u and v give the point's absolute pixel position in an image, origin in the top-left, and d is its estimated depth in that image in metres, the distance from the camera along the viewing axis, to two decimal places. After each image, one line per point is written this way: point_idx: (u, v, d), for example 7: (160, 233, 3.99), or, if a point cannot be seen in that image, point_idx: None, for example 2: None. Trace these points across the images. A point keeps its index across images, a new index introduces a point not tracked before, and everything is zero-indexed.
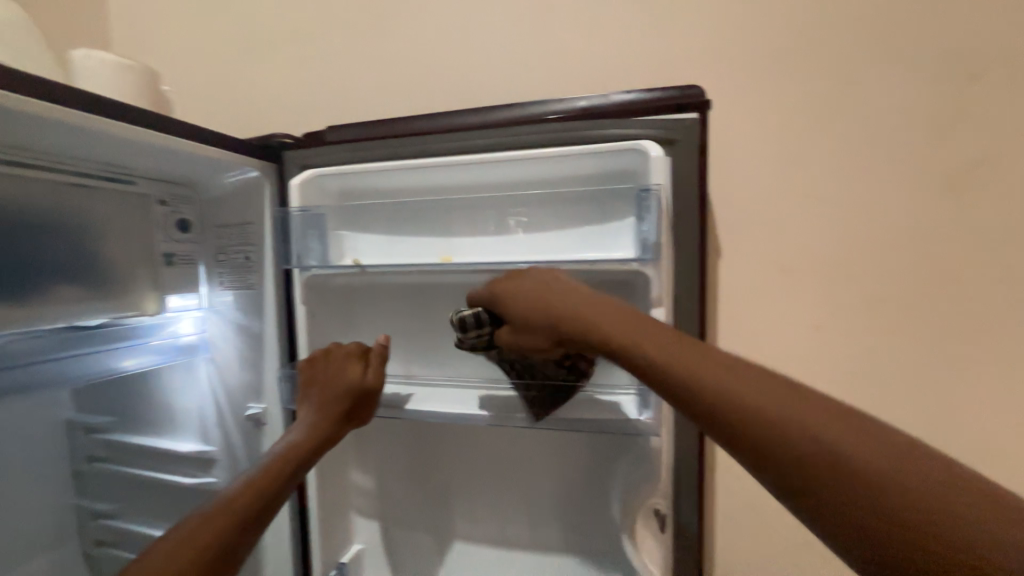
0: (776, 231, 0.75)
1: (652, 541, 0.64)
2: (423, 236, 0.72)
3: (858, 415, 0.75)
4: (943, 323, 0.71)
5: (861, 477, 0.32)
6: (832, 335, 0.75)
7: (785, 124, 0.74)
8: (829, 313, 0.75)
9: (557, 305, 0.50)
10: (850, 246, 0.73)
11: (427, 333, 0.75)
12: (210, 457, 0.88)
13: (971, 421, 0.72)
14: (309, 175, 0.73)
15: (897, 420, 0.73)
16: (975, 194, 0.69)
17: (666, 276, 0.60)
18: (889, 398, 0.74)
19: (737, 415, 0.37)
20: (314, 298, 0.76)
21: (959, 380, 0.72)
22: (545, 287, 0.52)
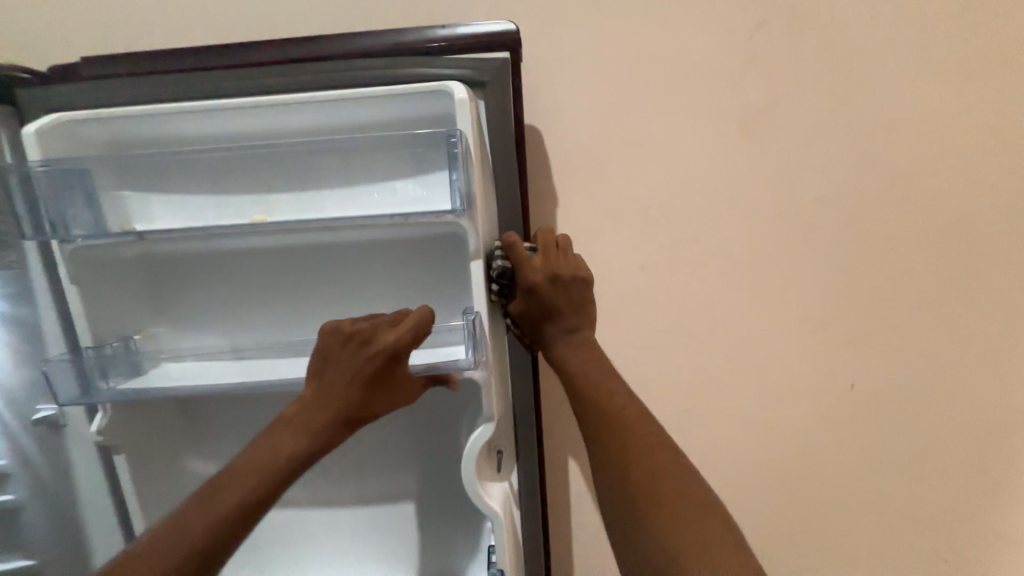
0: (618, 183, 0.71)
1: (493, 480, 0.68)
2: (224, 194, 0.62)
3: (713, 355, 0.77)
4: (765, 271, 0.74)
5: (641, 495, 0.52)
6: (675, 287, 0.75)
7: (624, 63, 0.68)
8: (668, 267, 0.74)
9: (575, 280, 0.61)
10: (702, 188, 0.72)
11: (251, 303, 0.67)
12: None
13: (806, 352, 0.77)
14: (50, 121, 0.57)
15: (731, 363, 0.77)
16: (809, 134, 0.70)
17: (484, 227, 0.59)
18: (723, 347, 0.77)
19: (601, 435, 0.56)
20: (93, 275, 0.63)
21: (796, 315, 0.76)
22: (561, 258, 0.62)
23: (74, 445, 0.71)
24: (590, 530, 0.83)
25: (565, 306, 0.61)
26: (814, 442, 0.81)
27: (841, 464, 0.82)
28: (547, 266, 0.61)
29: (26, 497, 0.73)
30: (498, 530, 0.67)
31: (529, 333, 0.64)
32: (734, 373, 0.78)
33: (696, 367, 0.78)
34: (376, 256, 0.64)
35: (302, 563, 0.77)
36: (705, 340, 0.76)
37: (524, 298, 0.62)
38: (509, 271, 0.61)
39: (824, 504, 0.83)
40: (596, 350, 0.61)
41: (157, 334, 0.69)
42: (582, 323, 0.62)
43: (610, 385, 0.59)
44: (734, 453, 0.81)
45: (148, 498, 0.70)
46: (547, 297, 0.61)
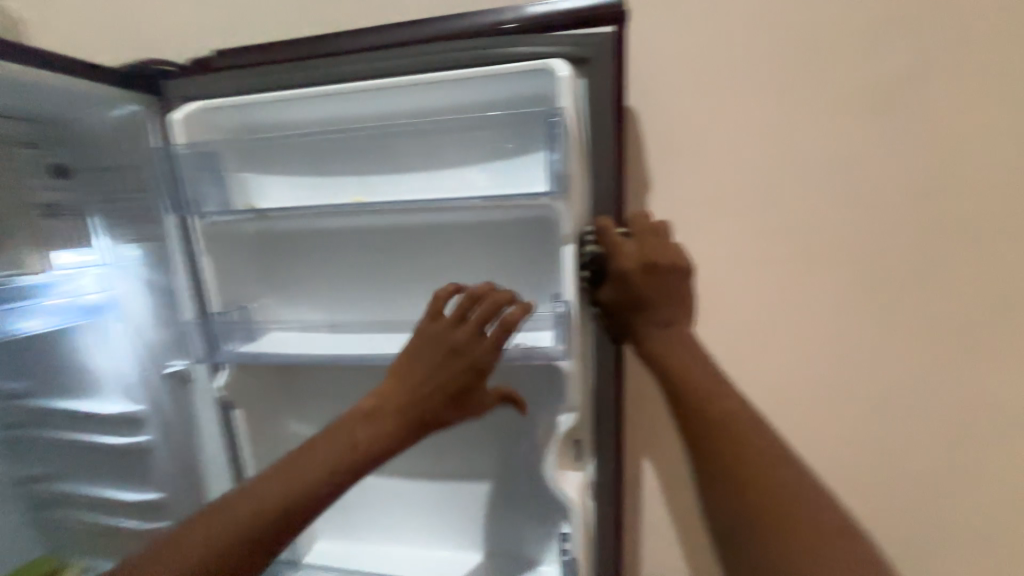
0: (715, 169, 0.67)
1: (571, 470, 0.66)
2: (330, 175, 0.66)
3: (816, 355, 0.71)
4: (882, 267, 0.67)
5: (757, 504, 0.49)
6: (778, 280, 0.69)
7: (727, 42, 0.64)
8: (767, 260, 0.69)
9: (673, 266, 0.58)
10: (810, 171, 0.66)
11: (348, 280, 0.71)
12: (141, 416, 0.84)
13: (928, 361, 0.69)
14: (190, 108, 0.64)
15: (832, 366, 0.71)
16: (944, 113, 0.63)
17: (578, 210, 0.57)
18: (825, 348, 0.70)
19: (706, 436, 0.53)
20: (220, 247, 0.71)
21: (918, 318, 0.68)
22: (657, 242, 0.58)
23: (197, 398, 0.81)
24: (664, 531, 0.80)
25: (660, 295, 0.58)
26: (933, 464, 0.71)
27: (965, 492, 0.72)
28: (642, 251, 0.57)
29: (159, 440, 0.84)
30: (575, 520, 0.66)
31: (615, 322, 0.62)
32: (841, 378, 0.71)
33: (793, 369, 0.72)
34: (466, 238, 0.65)
35: (383, 525, 0.82)
36: (805, 341, 0.71)
37: (617, 283, 0.59)
38: (600, 256, 0.59)
39: (941, 534, 0.74)
40: (694, 345, 0.57)
41: (266, 304, 0.76)
42: (676, 314, 0.58)
43: (707, 382, 0.55)
44: (834, 467, 0.74)
45: (255, 451, 0.78)
46: (641, 284, 0.57)
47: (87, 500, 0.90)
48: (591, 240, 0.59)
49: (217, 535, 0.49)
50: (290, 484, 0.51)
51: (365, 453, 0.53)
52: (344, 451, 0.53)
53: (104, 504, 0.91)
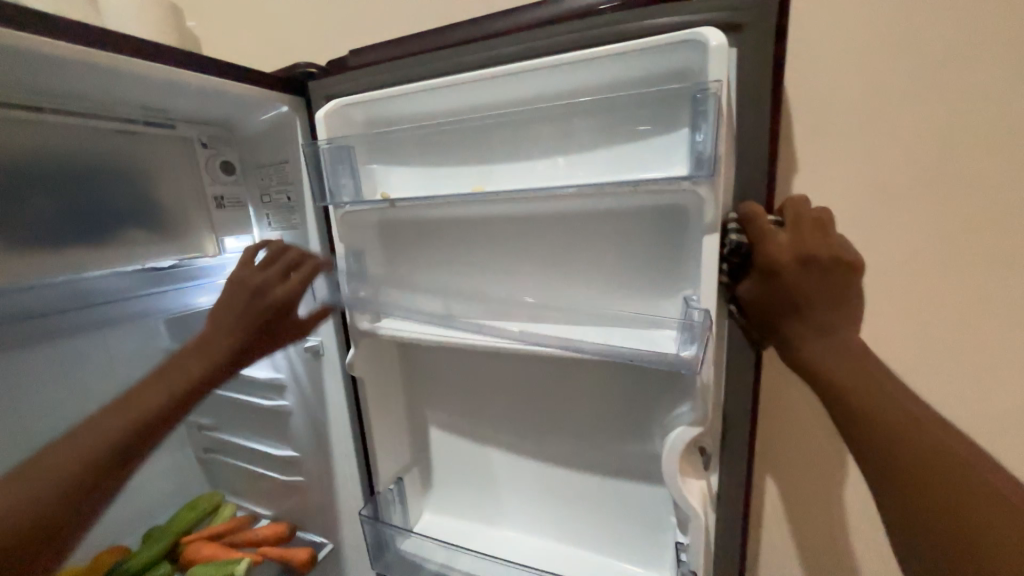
0: (861, 151, 0.63)
1: (696, 478, 0.63)
2: (453, 165, 0.67)
3: (961, 356, 0.66)
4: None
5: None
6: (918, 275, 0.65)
7: (887, 15, 0.60)
8: (919, 244, 0.64)
9: (838, 258, 0.48)
10: (974, 155, 0.60)
11: (463, 269, 0.73)
12: (284, 382, 0.96)
13: None
14: (332, 106, 0.69)
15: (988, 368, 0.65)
16: None
17: (722, 196, 0.52)
18: (985, 345, 0.65)
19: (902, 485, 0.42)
20: (351, 236, 0.75)
21: None
22: (816, 231, 0.50)
23: (328, 373, 0.89)
24: (787, 550, 0.74)
25: (822, 294, 0.49)
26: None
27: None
28: (799, 241, 0.49)
29: (297, 404, 0.96)
30: (697, 533, 0.62)
31: (758, 324, 0.54)
32: (985, 379, 0.66)
33: (935, 368, 0.67)
34: (589, 226, 0.63)
35: (487, 508, 0.85)
36: (952, 336, 0.66)
37: (765, 278, 0.51)
38: (743, 247, 0.52)
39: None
40: (866, 356, 0.47)
41: (389, 290, 0.81)
42: (840, 320, 0.49)
43: (889, 406, 0.45)
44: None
45: (376, 426, 0.84)
46: (795, 281, 0.49)
47: (244, 448, 1.08)
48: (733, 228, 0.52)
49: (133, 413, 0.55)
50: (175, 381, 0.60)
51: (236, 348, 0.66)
52: (230, 337, 0.65)
53: (255, 453, 1.07)
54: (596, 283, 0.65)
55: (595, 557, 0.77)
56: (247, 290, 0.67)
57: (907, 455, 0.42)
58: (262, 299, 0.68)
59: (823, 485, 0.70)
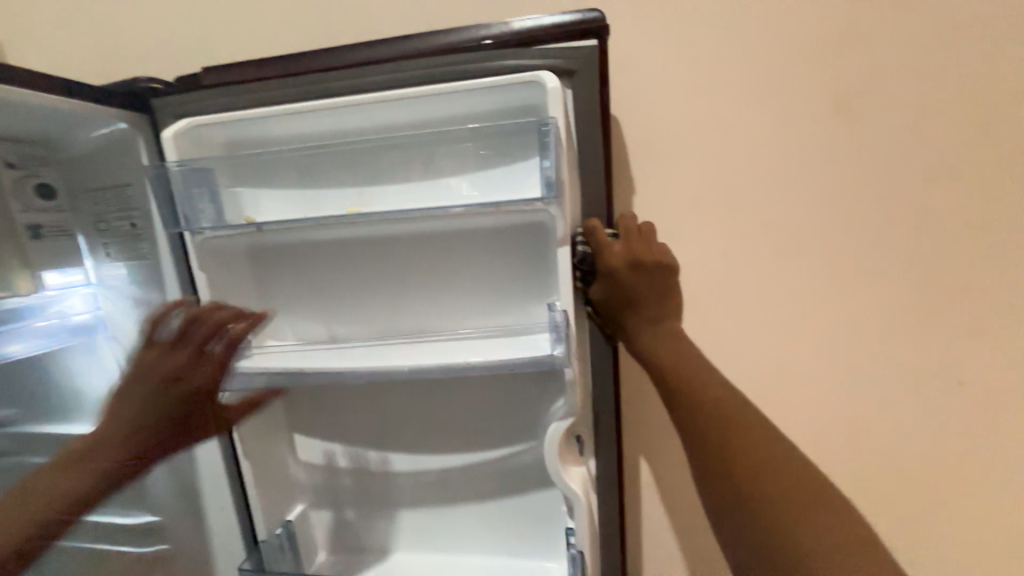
0: (695, 172, 0.69)
1: (575, 463, 0.70)
2: (326, 188, 0.67)
3: (802, 356, 0.73)
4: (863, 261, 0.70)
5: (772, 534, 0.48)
6: (760, 280, 0.72)
7: (706, 53, 0.67)
8: (753, 256, 0.71)
9: (658, 264, 0.60)
10: (780, 176, 0.69)
11: (345, 292, 0.73)
12: (135, 437, 0.82)
13: (903, 356, 0.72)
14: (182, 126, 0.64)
15: (819, 363, 0.73)
16: (899, 120, 0.66)
17: (571, 214, 0.60)
18: (812, 341, 0.73)
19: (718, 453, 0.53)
20: (214, 264, 0.70)
21: (891, 321, 0.71)
22: (641, 243, 0.61)
23: None
24: (663, 524, 0.83)
25: (650, 293, 0.60)
26: (925, 454, 0.74)
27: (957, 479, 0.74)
28: (628, 250, 0.60)
29: (156, 460, 0.83)
30: (582, 514, 0.68)
31: (609, 321, 0.63)
32: (824, 381, 0.74)
33: (778, 370, 0.74)
34: (464, 244, 0.68)
35: (391, 534, 0.83)
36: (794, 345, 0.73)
37: (608, 283, 0.61)
38: (589, 256, 0.62)
39: (939, 526, 0.76)
40: (685, 341, 0.59)
41: (264, 319, 0.77)
42: (665, 310, 0.60)
43: (698, 374, 0.57)
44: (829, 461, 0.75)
45: (257, 468, 0.78)
46: (629, 284, 0.60)
47: None
48: (580, 243, 0.63)
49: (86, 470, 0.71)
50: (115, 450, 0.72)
51: (178, 411, 0.74)
52: (164, 403, 0.73)
53: None
54: (476, 296, 0.70)
55: (498, 558, 0.80)
56: (163, 368, 0.71)
57: (711, 413, 0.54)
58: (178, 377, 0.72)
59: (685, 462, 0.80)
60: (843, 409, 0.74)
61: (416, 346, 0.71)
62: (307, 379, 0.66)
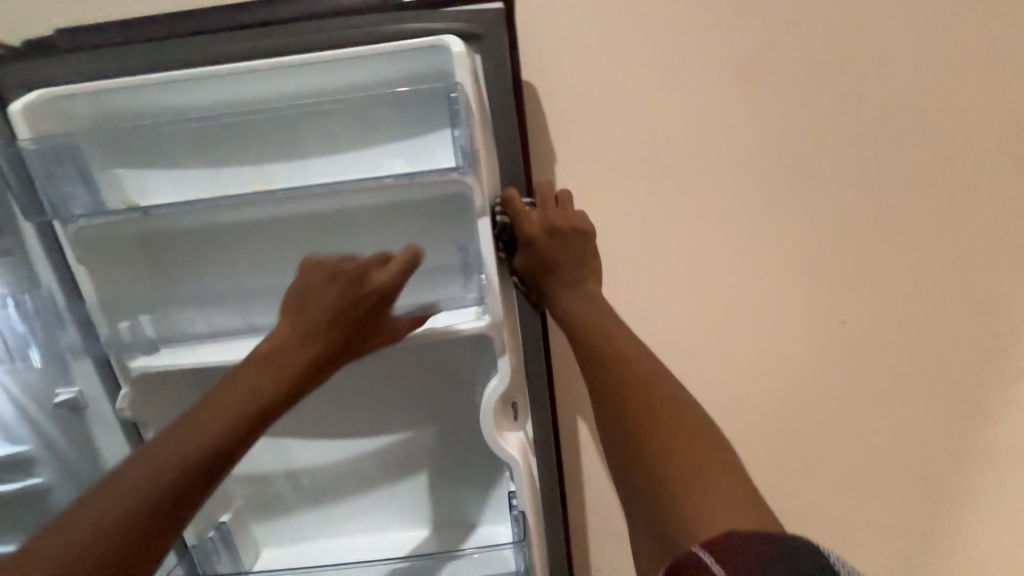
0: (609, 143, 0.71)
1: (511, 428, 0.72)
2: (225, 167, 0.62)
3: (714, 310, 0.80)
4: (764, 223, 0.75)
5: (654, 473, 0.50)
6: (675, 241, 0.76)
7: (616, 17, 0.67)
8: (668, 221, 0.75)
9: (575, 229, 0.62)
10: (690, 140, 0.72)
11: (261, 279, 0.70)
12: (25, 458, 0.73)
13: (801, 303, 0.79)
14: (35, 99, 0.56)
15: (725, 319, 0.80)
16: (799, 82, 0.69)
17: (488, 185, 0.60)
18: (723, 294, 0.79)
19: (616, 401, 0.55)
20: (99, 256, 0.64)
21: (791, 272, 0.78)
22: (557, 211, 0.63)
23: (94, 425, 0.73)
24: (602, 480, 0.88)
25: (568, 259, 0.62)
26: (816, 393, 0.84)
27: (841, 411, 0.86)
28: (545, 218, 0.62)
29: (56, 481, 0.74)
30: (520, 476, 0.71)
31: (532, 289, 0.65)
32: (733, 330, 0.81)
33: (693, 323, 0.81)
34: (384, 221, 0.67)
35: (337, 520, 0.83)
36: (707, 299, 0.79)
37: (528, 253, 0.63)
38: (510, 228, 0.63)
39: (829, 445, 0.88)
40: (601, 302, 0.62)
41: (167, 314, 0.70)
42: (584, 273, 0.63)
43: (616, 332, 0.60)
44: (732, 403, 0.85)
45: None
46: (547, 251, 0.62)
47: None
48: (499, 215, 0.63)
49: (217, 426, 0.53)
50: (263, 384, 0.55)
51: (308, 359, 0.57)
52: (294, 355, 0.56)
53: None
54: None
55: (446, 527, 0.82)
56: (343, 278, 0.57)
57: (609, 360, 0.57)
58: (360, 286, 0.57)
59: None
60: (750, 353, 0.82)
61: None
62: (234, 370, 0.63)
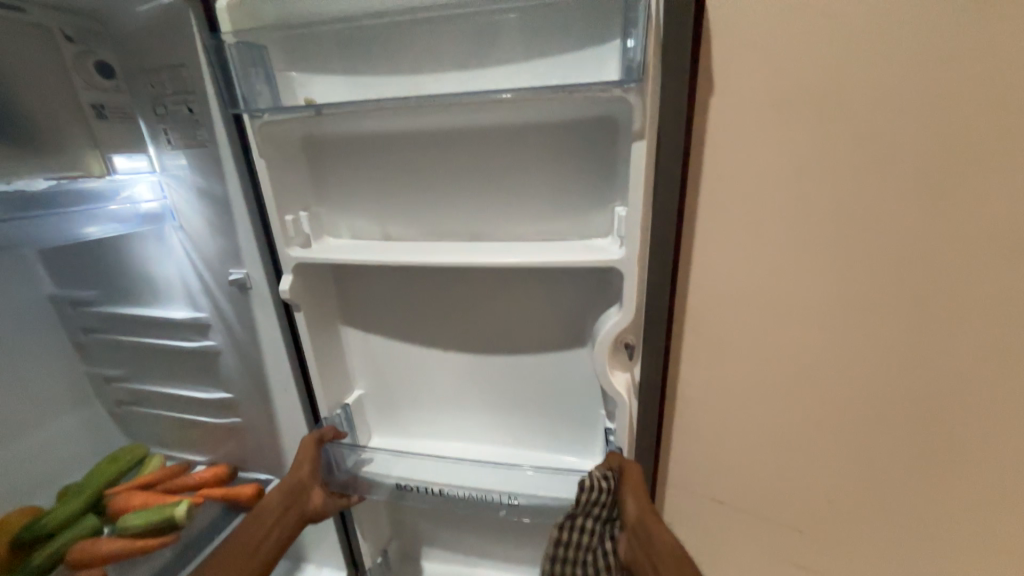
0: (776, 75, 0.63)
1: (621, 367, 0.71)
2: (386, 79, 0.65)
3: (875, 291, 0.70)
4: (969, 191, 0.62)
5: None
6: (842, 204, 0.67)
7: None
8: (835, 171, 0.66)
9: (631, 472, 0.69)
10: (886, 89, 0.60)
11: (406, 194, 0.74)
12: (204, 323, 0.91)
13: (994, 306, 0.66)
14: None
15: (876, 301, 0.70)
16: None
17: (650, 106, 0.56)
18: (887, 279, 0.69)
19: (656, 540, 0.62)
20: (273, 149, 0.70)
21: (993, 259, 0.64)
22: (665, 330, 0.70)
23: (256, 304, 0.85)
24: (689, 438, 0.88)
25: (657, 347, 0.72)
26: (975, 412, 0.73)
27: (1000, 431, 0.73)
28: (618, 461, 0.71)
29: (225, 345, 0.92)
30: (623, 414, 0.72)
31: (638, 318, 0.68)
32: (886, 320, 0.71)
33: (839, 302, 0.72)
34: (524, 139, 0.67)
35: (438, 423, 0.91)
36: (865, 280, 0.70)
37: (638, 338, 0.71)
38: (574, 541, 0.68)
39: (986, 471, 0.75)
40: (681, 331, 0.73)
41: (319, 214, 0.79)
42: None
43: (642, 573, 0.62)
44: (861, 393, 0.76)
45: (319, 357, 0.83)
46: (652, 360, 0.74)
47: (156, 397, 1.05)
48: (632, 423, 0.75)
49: None
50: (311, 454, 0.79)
51: None
52: None
53: (175, 400, 1.04)
54: (534, 196, 0.69)
55: (537, 451, 0.87)
56: None
57: (630, 498, 0.67)
58: None
59: (723, 385, 0.82)
60: (902, 353, 0.72)
61: (474, 248, 0.71)
62: (379, 263, 0.70)
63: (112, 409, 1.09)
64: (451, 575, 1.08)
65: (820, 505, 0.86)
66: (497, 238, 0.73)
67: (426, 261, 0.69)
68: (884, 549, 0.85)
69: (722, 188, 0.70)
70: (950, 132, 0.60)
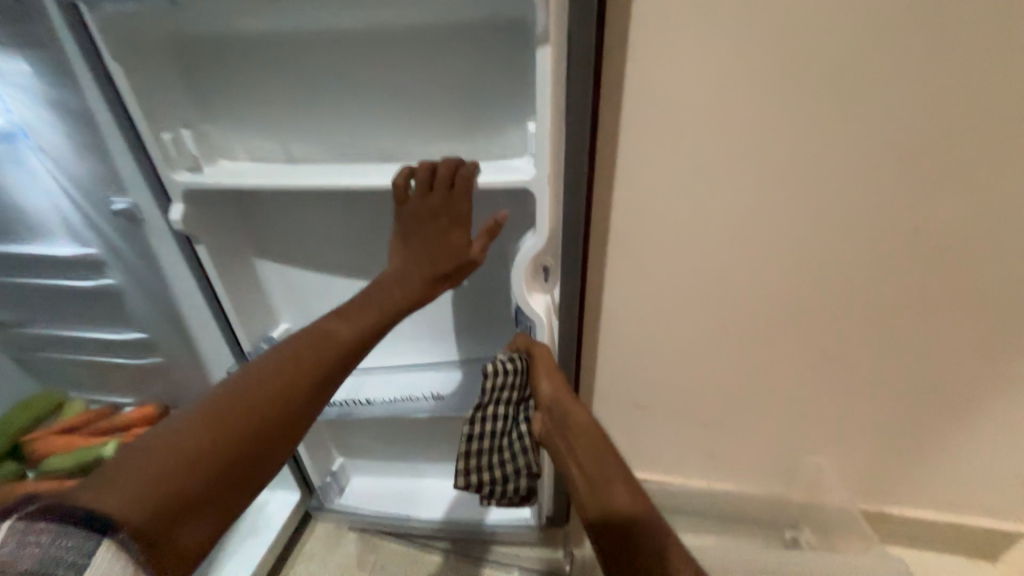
0: None
1: (538, 288, 0.73)
2: None
3: (774, 208, 0.74)
4: (864, 107, 0.64)
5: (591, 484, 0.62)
6: (751, 122, 0.67)
7: None
8: (749, 87, 0.65)
9: (542, 354, 0.73)
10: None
11: (302, 109, 0.67)
12: (97, 260, 0.82)
13: (871, 219, 0.73)
14: None
15: (775, 218, 0.75)
16: None
17: (556, 4, 0.51)
18: (785, 197, 0.73)
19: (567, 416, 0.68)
20: (131, 50, 0.60)
21: (876, 175, 0.69)
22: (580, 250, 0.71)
23: (153, 237, 0.78)
24: (610, 353, 0.95)
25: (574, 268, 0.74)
26: (846, 315, 0.83)
27: (863, 330, 0.84)
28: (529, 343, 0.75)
29: (126, 282, 0.85)
30: (540, 332, 0.75)
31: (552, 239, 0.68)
32: (782, 236, 0.76)
33: (743, 220, 0.76)
34: (427, 43, 0.60)
35: (371, 351, 0.92)
36: (766, 199, 0.73)
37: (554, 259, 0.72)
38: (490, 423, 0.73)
39: (849, 364, 0.88)
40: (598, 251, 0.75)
41: (207, 132, 0.70)
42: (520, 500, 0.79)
43: (557, 445, 0.68)
44: (757, 303, 0.84)
45: (231, 291, 0.79)
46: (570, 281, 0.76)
47: (61, 342, 0.98)
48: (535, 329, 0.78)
49: None
50: (425, 263, 0.64)
51: None
52: None
53: (84, 344, 0.97)
54: (444, 110, 0.65)
55: None
56: None
57: (543, 379, 0.72)
58: None
59: (639, 301, 0.88)
60: (792, 266, 0.79)
61: (383, 169, 0.67)
62: (278, 187, 0.65)
63: (14, 357, 1.01)
64: (401, 485, 1.18)
65: (718, 402, 0.99)
66: (409, 158, 0.69)
67: (329, 184, 0.64)
68: (767, 431, 1.01)
69: (640, 104, 0.68)
70: (854, 44, 0.61)
